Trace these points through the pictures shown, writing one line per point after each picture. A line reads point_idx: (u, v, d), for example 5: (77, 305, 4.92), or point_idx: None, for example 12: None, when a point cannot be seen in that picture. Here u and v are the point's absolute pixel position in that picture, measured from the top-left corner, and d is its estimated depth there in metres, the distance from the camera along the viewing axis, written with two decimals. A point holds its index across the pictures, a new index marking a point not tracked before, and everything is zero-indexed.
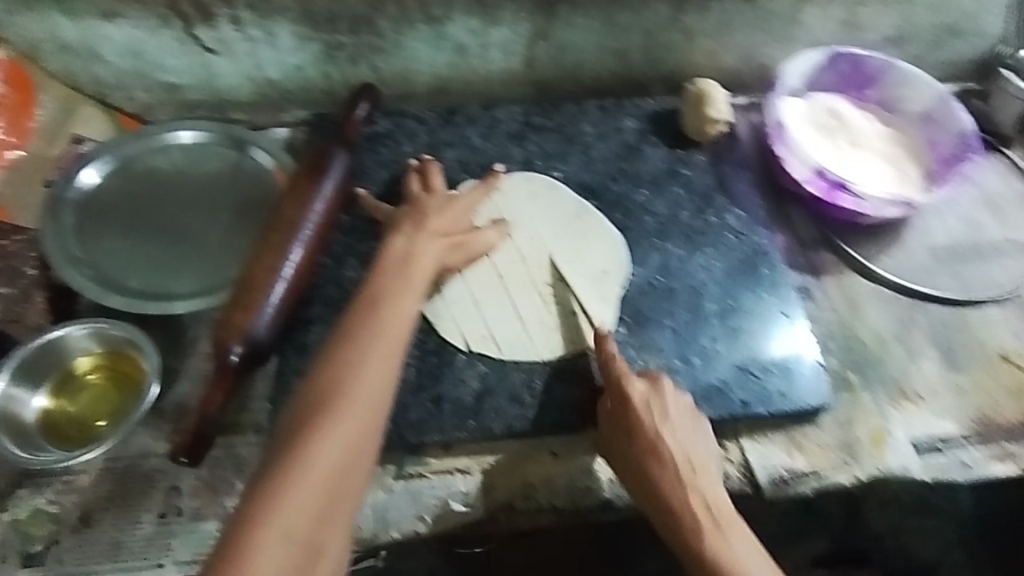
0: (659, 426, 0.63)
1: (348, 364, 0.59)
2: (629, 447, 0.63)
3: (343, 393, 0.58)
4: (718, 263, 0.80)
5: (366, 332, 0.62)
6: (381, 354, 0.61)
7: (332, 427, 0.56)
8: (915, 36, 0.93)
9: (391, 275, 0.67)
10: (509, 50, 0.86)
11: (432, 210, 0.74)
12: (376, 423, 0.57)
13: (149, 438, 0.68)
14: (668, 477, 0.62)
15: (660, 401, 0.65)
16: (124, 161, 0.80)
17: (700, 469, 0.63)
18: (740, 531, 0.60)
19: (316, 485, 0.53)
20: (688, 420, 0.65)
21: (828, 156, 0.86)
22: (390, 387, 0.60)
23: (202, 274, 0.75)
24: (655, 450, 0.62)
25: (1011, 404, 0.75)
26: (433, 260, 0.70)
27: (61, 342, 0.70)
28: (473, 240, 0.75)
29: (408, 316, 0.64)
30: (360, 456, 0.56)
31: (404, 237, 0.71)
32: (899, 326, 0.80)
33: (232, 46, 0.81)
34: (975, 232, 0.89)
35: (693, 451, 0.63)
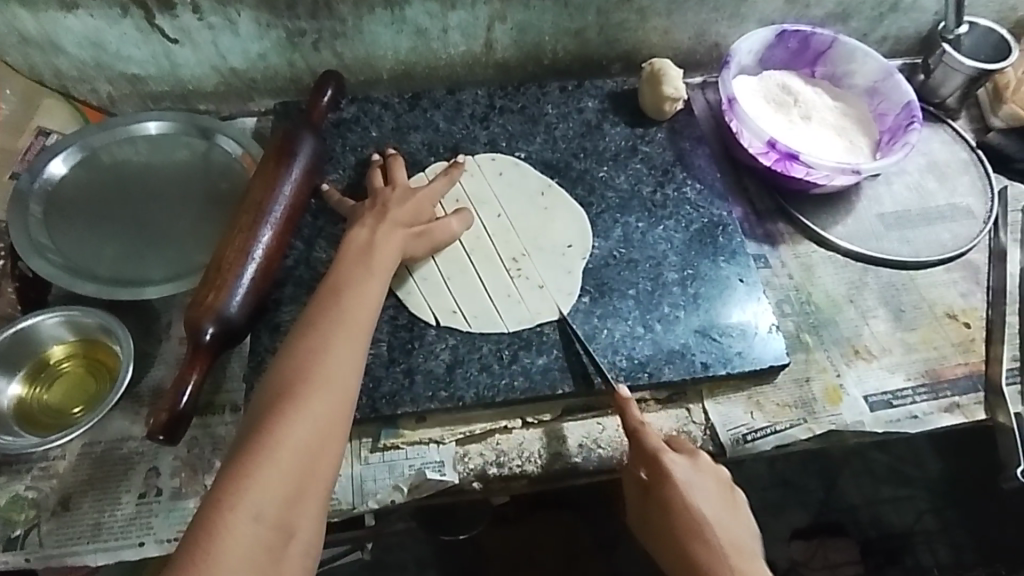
0: (700, 506, 0.63)
1: (313, 348, 0.61)
2: (672, 526, 0.63)
3: (308, 375, 0.60)
4: (677, 234, 0.83)
5: (330, 317, 0.64)
6: (345, 337, 0.63)
7: (299, 409, 0.58)
8: (858, 12, 0.97)
9: (354, 260, 0.69)
10: (469, 33, 0.88)
11: (394, 200, 0.75)
12: (342, 403, 0.60)
13: (127, 421, 0.69)
14: (713, 561, 0.61)
15: (700, 481, 0.64)
16: (90, 153, 0.81)
17: (741, 549, 0.62)
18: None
19: (284, 464, 0.55)
20: (726, 496, 0.64)
21: (780, 129, 0.90)
22: (356, 368, 0.62)
23: (173, 260, 0.76)
24: (701, 534, 0.62)
25: (957, 358, 0.79)
26: (397, 248, 0.72)
27: (33, 332, 0.70)
28: (436, 228, 0.76)
29: (371, 300, 0.67)
30: (328, 435, 0.58)
31: (365, 229, 0.72)
32: (851, 289, 0.84)
33: (192, 35, 0.81)
34: (923, 198, 0.93)
35: (735, 531, 0.63)
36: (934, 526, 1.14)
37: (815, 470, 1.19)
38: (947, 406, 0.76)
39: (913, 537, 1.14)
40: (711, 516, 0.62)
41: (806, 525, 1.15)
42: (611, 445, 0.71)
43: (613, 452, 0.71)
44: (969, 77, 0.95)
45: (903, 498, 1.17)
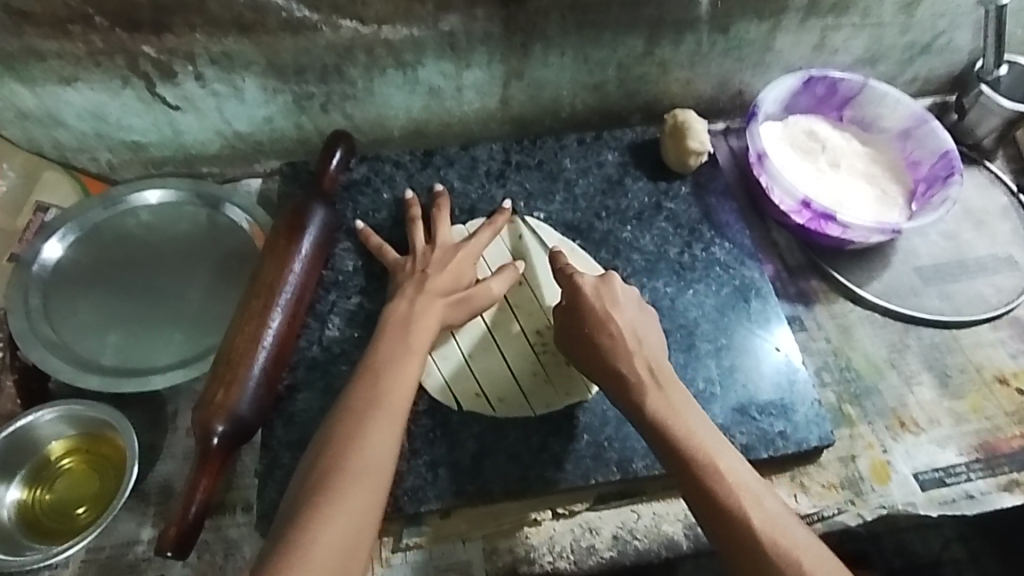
0: (608, 305, 0.67)
1: (350, 439, 0.60)
2: (581, 323, 0.67)
3: (344, 470, 0.58)
4: (708, 298, 0.79)
5: (363, 403, 0.62)
6: (382, 426, 0.61)
7: (334, 506, 0.57)
8: (887, 55, 0.93)
9: (389, 342, 0.66)
10: (483, 90, 0.84)
11: (433, 263, 0.73)
12: (377, 500, 0.58)
13: (134, 523, 0.65)
14: (619, 349, 0.65)
15: (609, 289, 0.69)
16: (91, 228, 0.77)
17: (645, 350, 0.66)
18: (683, 395, 0.64)
19: (319, 566, 0.54)
20: (635, 302, 0.69)
21: (810, 181, 0.86)
22: (391, 461, 0.60)
23: (181, 342, 0.72)
24: (606, 326, 0.66)
25: (1012, 428, 0.75)
26: (436, 321, 0.69)
27: (30, 430, 0.66)
28: (476, 292, 0.72)
29: (408, 384, 0.64)
30: (362, 535, 0.57)
31: (406, 299, 0.70)
32: (893, 352, 0.80)
33: (196, 102, 0.77)
34: (962, 250, 0.88)
35: (641, 328, 0.68)
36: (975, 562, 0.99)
37: None
38: (1006, 484, 0.71)
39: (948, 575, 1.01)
40: (618, 315, 0.67)
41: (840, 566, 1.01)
42: (648, 535, 0.67)
43: (649, 543, 0.66)
44: (1005, 118, 0.92)
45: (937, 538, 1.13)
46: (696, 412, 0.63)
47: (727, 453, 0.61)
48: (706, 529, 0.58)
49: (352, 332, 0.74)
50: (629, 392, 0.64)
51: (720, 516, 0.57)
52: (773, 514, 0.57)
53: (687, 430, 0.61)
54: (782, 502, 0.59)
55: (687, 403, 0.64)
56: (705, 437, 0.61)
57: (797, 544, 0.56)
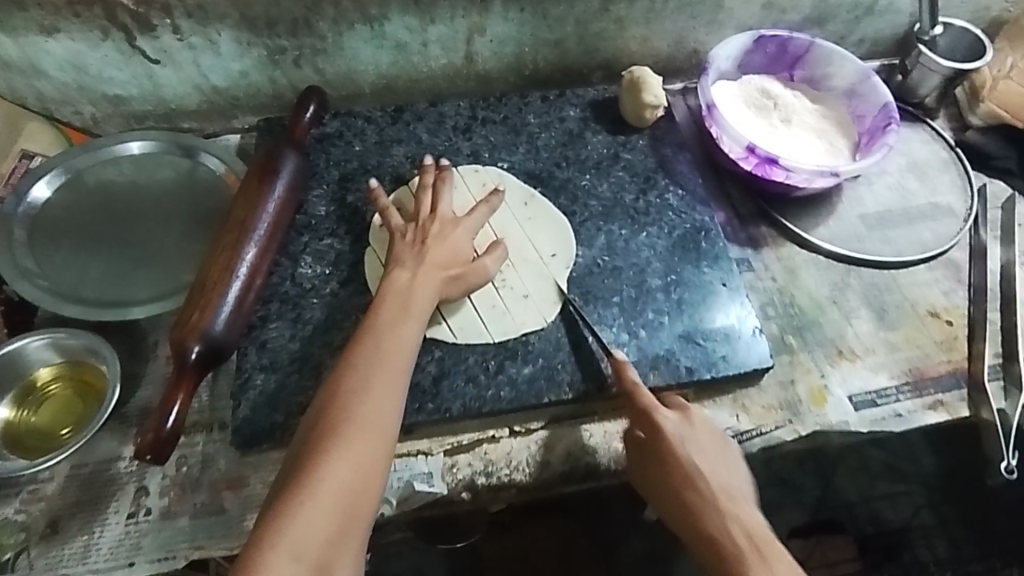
0: (695, 459, 0.66)
1: (355, 389, 0.63)
2: (670, 483, 0.66)
3: (348, 417, 0.61)
4: (660, 240, 0.84)
5: (369, 359, 0.65)
6: (384, 378, 0.64)
7: (339, 450, 0.60)
8: (834, 15, 0.98)
9: (390, 303, 0.69)
10: (448, 46, 0.89)
11: (435, 236, 0.74)
12: (378, 446, 0.61)
13: (115, 441, 0.69)
14: (710, 510, 0.65)
15: (692, 434, 0.68)
16: (73, 175, 0.81)
17: (734, 503, 0.66)
18: (782, 558, 0.63)
19: (326, 510, 0.58)
20: (719, 447, 0.68)
21: (759, 132, 0.90)
22: (395, 412, 0.63)
23: (158, 280, 0.76)
24: (694, 482, 0.66)
25: (941, 356, 0.80)
26: (433, 292, 0.71)
27: (19, 355, 0.71)
28: (471, 270, 0.73)
29: (409, 339, 0.67)
30: (367, 477, 0.60)
31: (406, 272, 0.71)
32: (834, 289, 0.85)
33: (173, 55, 0.82)
34: (904, 198, 0.93)
35: (730, 479, 0.67)
36: (931, 521, 1.16)
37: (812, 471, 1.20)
38: (932, 404, 0.77)
39: (911, 533, 1.16)
40: (707, 469, 0.66)
41: (805, 523, 1.15)
42: (599, 451, 0.72)
43: (599, 457, 0.71)
44: (944, 77, 0.96)
45: (899, 493, 1.18)
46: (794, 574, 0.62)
47: None
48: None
49: (322, 269, 0.78)
50: (728, 564, 0.63)
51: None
52: None
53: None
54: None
55: (784, 562, 0.63)
56: None
57: None
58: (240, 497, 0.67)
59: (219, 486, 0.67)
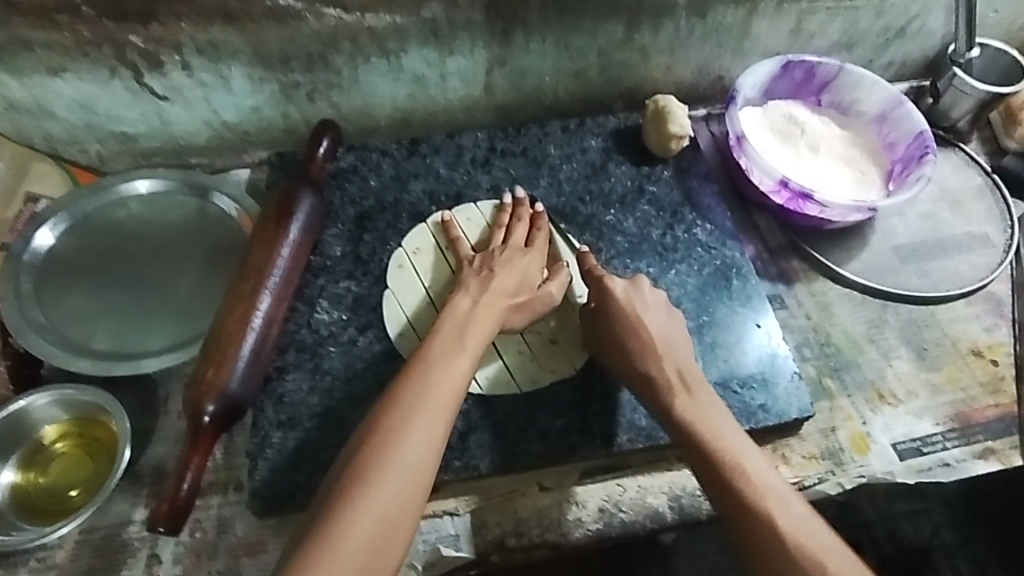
0: (639, 313, 0.70)
1: (394, 427, 0.60)
2: (614, 332, 0.69)
3: (385, 458, 0.58)
4: (690, 278, 0.81)
5: (414, 393, 0.62)
6: (431, 411, 0.61)
7: (371, 495, 0.56)
8: (862, 40, 0.95)
9: (444, 336, 0.67)
10: (467, 78, 0.85)
11: (500, 264, 0.74)
12: (415, 493, 0.58)
13: (127, 503, 0.66)
14: (647, 354, 0.68)
15: (639, 295, 0.71)
16: (82, 217, 0.78)
17: (673, 351, 0.68)
18: (712, 400, 0.66)
19: (351, 554, 0.54)
20: (665, 307, 0.72)
21: (788, 162, 0.88)
22: (435, 454, 0.60)
23: (171, 328, 0.73)
24: (635, 327, 0.69)
25: (986, 399, 0.77)
26: (495, 322, 0.70)
27: (25, 414, 0.68)
28: (537, 298, 0.73)
29: (458, 376, 0.64)
30: (403, 518, 0.56)
31: (469, 297, 0.71)
32: (872, 327, 0.82)
33: (184, 92, 0.79)
34: (938, 228, 0.90)
35: (672, 333, 0.69)
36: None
37: None
38: (980, 451, 0.74)
39: None
40: (656, 326, 0.69)
41: None
42: (634, 507, 0.68)
43: (635, 513, 0.68)
44: (978, 100, 0.94)
45: None
46: (729, 421, 0.65)
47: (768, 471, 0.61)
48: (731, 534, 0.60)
49: (340, 315, 0.75)
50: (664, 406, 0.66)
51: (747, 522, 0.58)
52: (799, 516, 0.58)
53: (715, 431, 0.63)
54: (805, 502, 0.60)
55: (721, 410, 0.65)
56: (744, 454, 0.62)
57: (821, 547, 0.56)
58: (258, 564, 0.63)
59: (238, 553, 0.64)
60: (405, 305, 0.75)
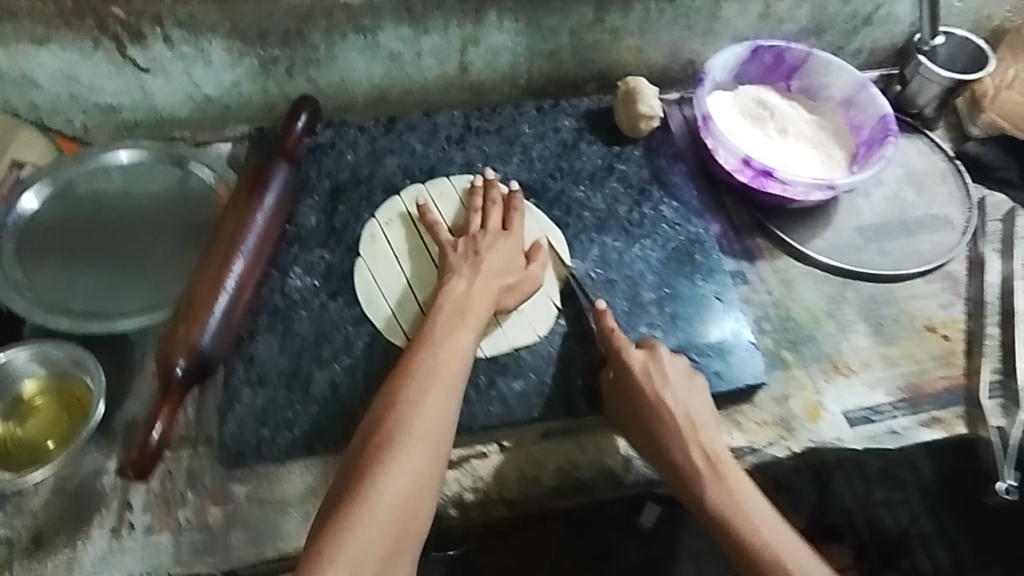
0: (660, 393, 0.69)
1: (411, 401, 0.64)
2: (634, 415, 0.69)
3: (407, 431, 0.62)
4: (654, 252, 0.83)
5: (424, 369, 0.66)
6: (441, 381, 0.66)
7: (396, 461, 0.61)
8: (831, 26, 0.97)
9: (447, 316, 0.70)
10: (442, 56, 0.88)
11: (485, 248, 0.76)
12: (433, 460, 0.62)
13: (100, 455, 0.69)
14: (671, 437, 0.68)
15: (658, 367, 0.70)
16: (63, 185, 0.81)
17: (693, 426, 0.69)
18: (738, 474, 0.67)
19: (384, 523, 0.59)
20: (684, 376, 0.71)
21: (754, 143, 0.90)
22: (450, 422, 0.64)
23: (146, 291, 0.75)
24: (656, 411, 0.68)
25: (938, 372, 0.79)
26: (490, 304, 0.72)
27: (4, 367, 0.70)
28: (524, 279, 0.75)
29: (463, 351, 0.68)
30: (424, 491, 0.61)
31: (463, 279, 0.73)
32: (831, 302, 0.84)
33: (164, 65, 0.81)
34: (902, 209, 0.92)
35: (694, 409, 0.69)
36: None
37: None
38: (927, 420, 0.76)
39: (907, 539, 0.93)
40: (674, 405, 0.69)
41: None
42: (589, 467, 0.71)
43: (591, 473, 0.71)
44: (944, 87, 0.96)
45: (895, 499, 0.93)
46: (751, 491, 0.67)
47: (788, 541, 0.64)
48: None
49: (312, 281, 0.77)
50: (687, 484, 0.67)
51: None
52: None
53: (738, 505, 0.65)
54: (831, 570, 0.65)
55: (747, 485, 0.67)
56: (768, 532, 0.65)
57: None
58: (225, 513, 0.66)
59: (205, 503, 0.66)
60: (374, 273, 0.78)
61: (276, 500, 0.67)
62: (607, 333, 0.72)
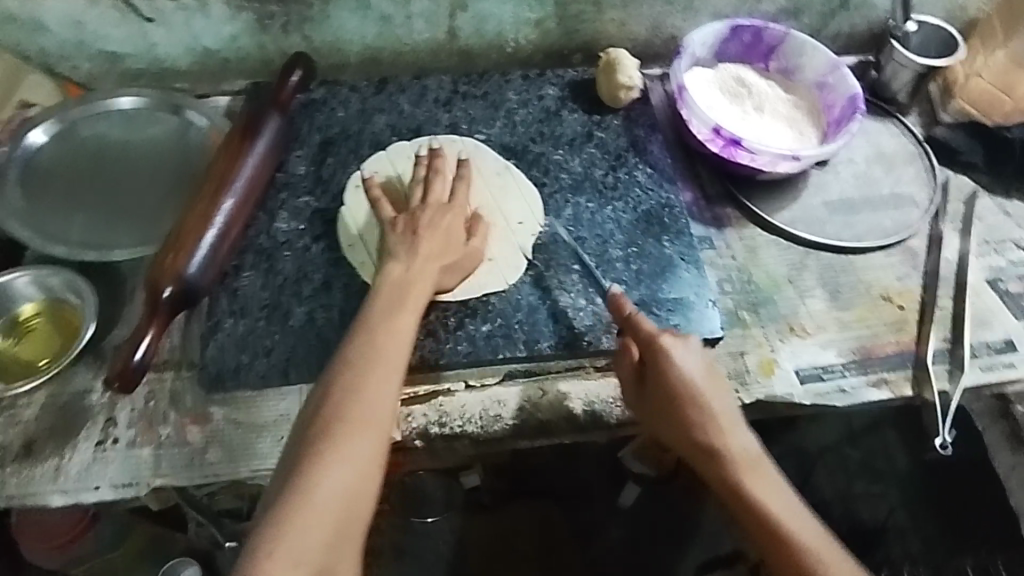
0: (693, 381, 0.69)
1: (350, 389, 0.64)
2: (670, 400, 0.69)
3: (343, 419, 0.63)
4: (625, 214, 0.87)
5: (363, 357, 0.66)
6: (382, 369, 0.66)
7: (336, 450, 0.61)
8: (807, 8, 1.01)
9: (385, 302, 0.70)
10: (432, 20, 0.92)
11: (424, 227, 0.76)
12: (373, 447, 0.62)
13: (89, 374, 0.73)
14: (708, 426, 0.68)
15: (687, 354, 0.70)
16: (68, 126, 0.86)
17: (726, 416, 0.68)
18: (769, 466, 0.67)
19: (325, 513, 0.59)
20: (712, 371, 0.70)
21: (729, 117, 0.94)
22: (392, 410, 0.65)
23: (139, 226, 0.80)
24: (693, 398, 0.68)
25: (889, 336, 0.83)
26: (430, 285, 0.73)
27: (5, 289, 0.76)
28: (466, 256, 0.78)
29: (402, 336, 0.69)
30: (365, 479, 0.61)
31: (401, 264, 0.73)
32: (792, 269, 0.88)
33: (167, 16, 0.86)
34: (868, 187, 0.96)
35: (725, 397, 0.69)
36: (905, 522, 1.07)
37: (791, 464, 1.12)
38: (875, 381, 0.80)
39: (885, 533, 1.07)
40: (709, 391, 0.69)
41: None
42: (549, 409, 0.75)
43: (551, 415, 0.75)
44: (915, 72, 0.99)
45: (875, 495, 1.11)
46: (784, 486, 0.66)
47: (822, 536, 0.64)
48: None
49: (297, 225, 0.82)
50: (724, 474, 0.67)
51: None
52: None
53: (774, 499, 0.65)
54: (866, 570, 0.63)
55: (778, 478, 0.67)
56: (806, 525, 0.64)
57: None
58: (203, 432, 0.70)
59: (186, 421, 0.71)
60: (356, 220, 0.82)
61: (252, 423, 0.71)
62: (630, 318, 0.71)
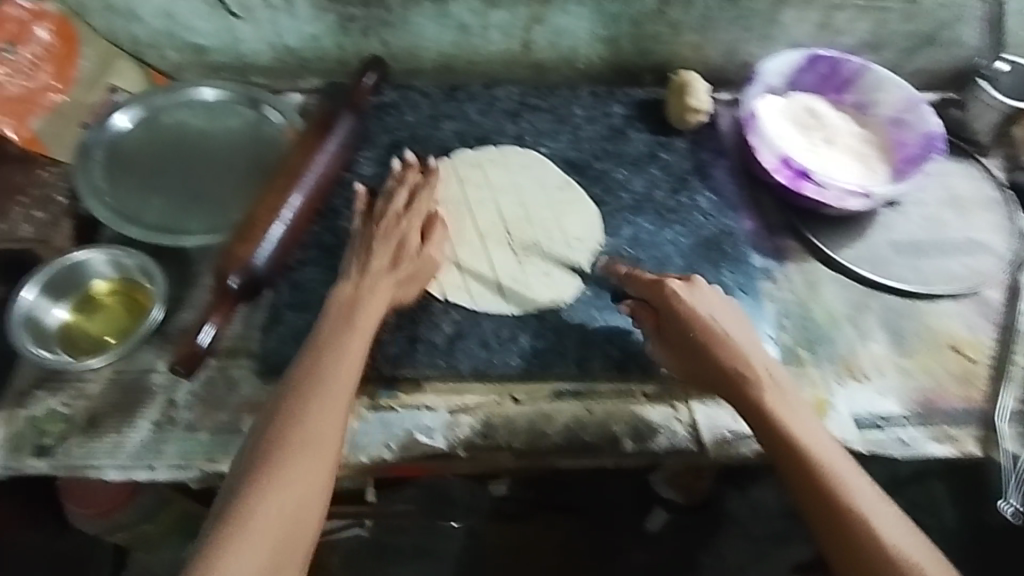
0: (709, 318, 0.68)
1: (292, 410, 0.60)
2: (687, 335, 0.68)
3: (285, 440, 0.59)
4: (684, 239, 0.87)
5: (308, 380, 0.62)
6: (327, 389, 0.62)
7: (277, 470, 0.57)
8: (888, 43, 0.99)
9: (336, 322, 0.67)
10: (508, 32, 0.93)
11: (379, 240, 0.73)
12: (318, 466, 0.58)
13: (154, 354, 0.76)
14: (728, 356, 0.66)
15: (699, 295, 0.69)
16: (151, 113, 0.89)
17: (745, 348, 0.67)
18: (794, 394, 0.65)
19: (265, 535, 0.54)
20: (727, 308, 0.69)
21: (799, 148, 0.92)
22: (339, 429, 0.61)
23: (211, 215, 0.82)
24: (713, 330, 0.67)
25: (952, 387, 0.81)
26: (383, 298, 0.70)
27: (82, 266, 0.78)
28: (424, 263, 0.74)
29: (354, 356, 0.65)
30: (309, 499, 0.57)
31: (352, 280, 0.71)
32: (854, 309, 0.86)
33: (254, 12, 0.88)
34: (937, 230, 0.93)
35: (744, 329, 0.68)
36: None
37: None
38: (936, 435, 0.77)
39: None
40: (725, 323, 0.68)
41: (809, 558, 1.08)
42: (596, 430, 0.74)
43: (597, 436, 0.73)
44: (1001, 113, 0.95)
45: None
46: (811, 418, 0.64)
47: (850, 467, 0.60)
48: (823, 551, 0.59)
49: None
50: (749, 407, 0.64)
51: (852, 548, 0.56)
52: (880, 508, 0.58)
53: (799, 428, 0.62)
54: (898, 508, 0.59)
55: (801, 407, 0.64)
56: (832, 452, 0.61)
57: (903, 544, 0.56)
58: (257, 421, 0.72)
59: (242, 409, 0.73)
60: None
61: None
62: (636, 275, 0.73)
